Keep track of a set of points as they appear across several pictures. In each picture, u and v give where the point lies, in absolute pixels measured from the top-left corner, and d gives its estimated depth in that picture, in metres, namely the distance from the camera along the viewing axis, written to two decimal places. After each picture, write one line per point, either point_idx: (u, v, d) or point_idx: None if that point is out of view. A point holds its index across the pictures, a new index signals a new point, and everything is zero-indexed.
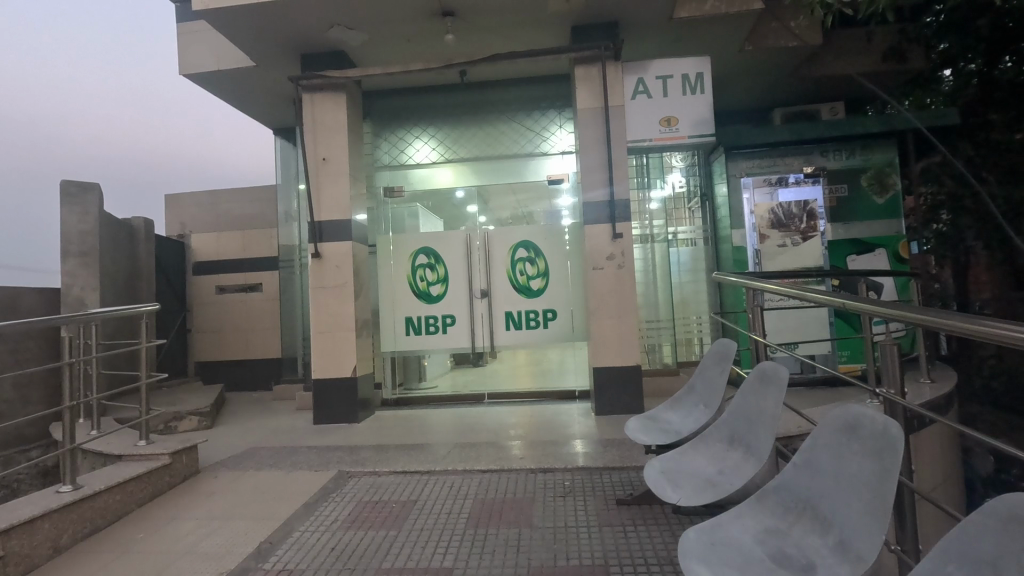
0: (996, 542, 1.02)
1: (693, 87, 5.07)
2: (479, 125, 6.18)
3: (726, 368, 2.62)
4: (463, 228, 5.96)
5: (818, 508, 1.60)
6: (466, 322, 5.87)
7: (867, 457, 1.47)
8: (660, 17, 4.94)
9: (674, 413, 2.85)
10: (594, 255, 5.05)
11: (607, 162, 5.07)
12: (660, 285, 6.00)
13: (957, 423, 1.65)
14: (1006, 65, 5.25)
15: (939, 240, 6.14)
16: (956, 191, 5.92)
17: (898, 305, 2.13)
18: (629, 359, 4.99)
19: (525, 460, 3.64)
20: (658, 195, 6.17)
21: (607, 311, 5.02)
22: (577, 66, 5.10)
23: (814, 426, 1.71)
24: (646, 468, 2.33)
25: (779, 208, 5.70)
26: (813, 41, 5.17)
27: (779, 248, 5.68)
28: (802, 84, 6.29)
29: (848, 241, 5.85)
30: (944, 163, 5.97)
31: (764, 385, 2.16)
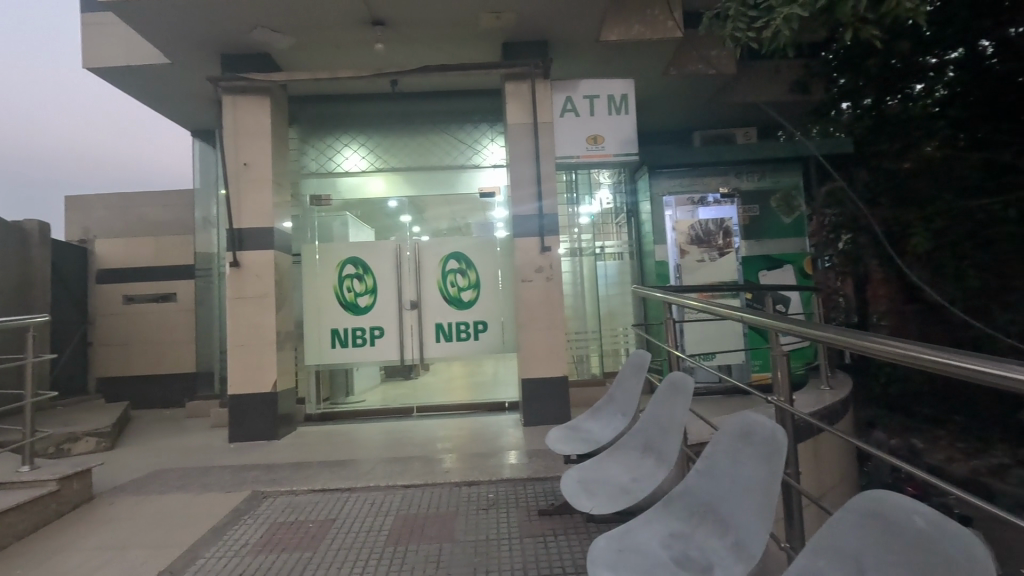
0: (858, 536, 1.12)
1: (619, 108, 5.29)
2: (411, 135, 6.12)
3: (641, 377, 2.73)
4: (394, 238, 5.91)
5: (717, 512, 1.69)
6: (395, 334, 5.77)
7: (758, 462, 1.57)
8: (588, 38, 5.11)
9: (595, 422, 2.93)
10: (524, 267, 5.11)
11: (536, 175, 5.17)
12: (588, 297, 6.25)
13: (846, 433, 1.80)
14: (892, 101, 5.90)
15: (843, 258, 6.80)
16: (853, 215, 6.50)
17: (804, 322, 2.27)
18: (557, 370, 5.07)
19: (451, 474, 3.61)
20: (587, 211, 6.36)
21: (536, 322, 5.09)
22: (508, 82, 5.18)
23: (714, 432, 1.81)
24: (563, 477, 2.38)
25: (699, 225, 6.03)
26: (727, 70, 5.53)
27: (698, 262, 6.00)
28: (718, 109, 6.71)
29: (761, 257, 6.27)
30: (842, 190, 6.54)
31: (673, 394, 2.27)
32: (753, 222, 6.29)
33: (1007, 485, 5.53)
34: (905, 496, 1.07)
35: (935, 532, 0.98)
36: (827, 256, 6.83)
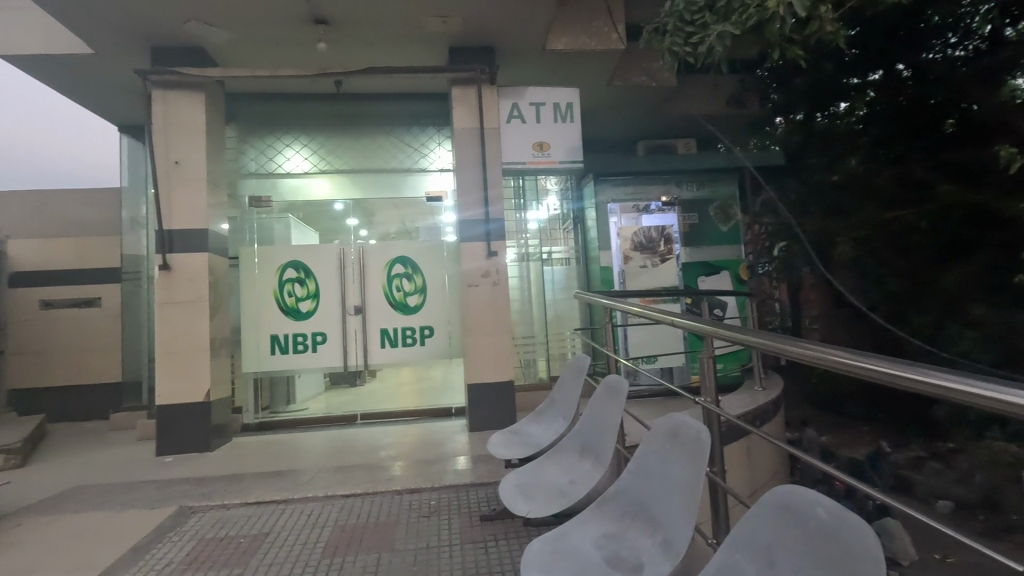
0: (770, 531, 1.17)
1: (564, 116, 5.39)
2: (356, 136, 6.01)
3: (581, 381, 2.77)
4: (337, 241, 5.74)
5: (648, 511, 1.74)
6: (338, 340, 5.63)
7: (685, 463, 1.63)
8: (533, 46, 5.19)
9: (536, 425, 2.96)
10: (470, 272, 5.10)
11: (483, 180, 5.18)
12: (535, 303, 6.31)
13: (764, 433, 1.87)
14: (820, 117, 6.34)
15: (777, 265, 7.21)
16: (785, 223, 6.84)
17: (734, 327, 2.37)
18: (503, 374, 5.09)
19: (393, 482, 3.55)
20: (534, 217, 6.43)
21: (482, 327, 5.09)
22: (454, 87, 5.17)
23: (646, 433, 1.87)
24: (502, 481, 2.39)
25: (642, 232, 6.21)
26: (667, 82, 5.72)
27: (641, 268, 6.17)
28: (660, 120, 6.93)
29: (700, 264, 6.46)
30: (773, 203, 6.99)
31: (609, 397, 2.31)
32: (692, 230, 6.48)
33: (922, 477, 5.92)
34: (812, 490, 1.12)
35: (837, 523, 1.04)
36: (766, 262, 7.31)
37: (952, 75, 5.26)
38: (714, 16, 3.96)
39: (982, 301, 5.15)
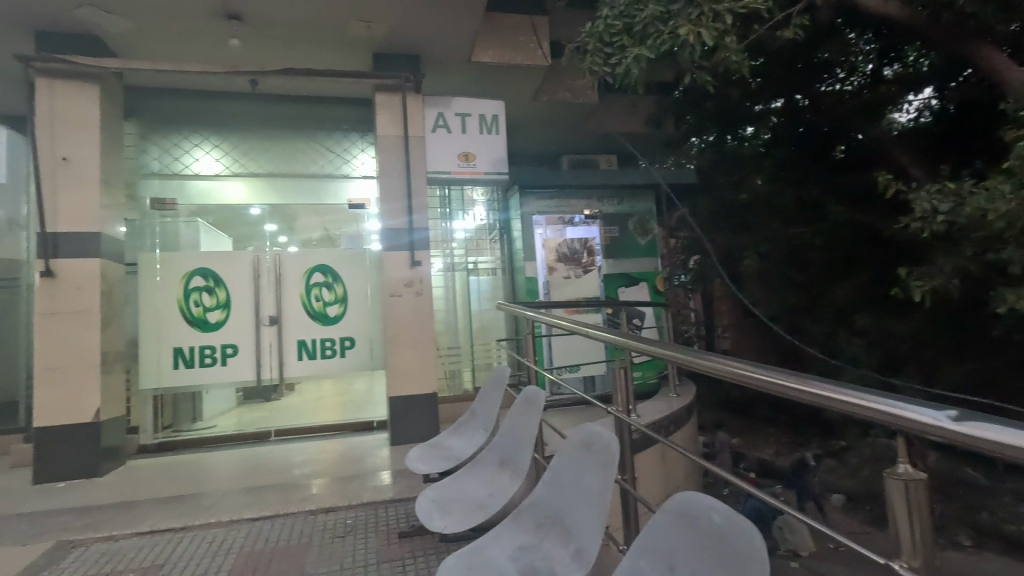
0: (671, 537, 1.22)
1: (489, 127, 5.46)
2: (271, 139, 5.74)
3: (502, 392, 2.78)
4: (252, 248, 5.43)
5: (562, 521, 1.76)
6: (251, 352, 5.32)
7: (594, 471, 1.67)
8: (459, 57, 5.18)
9: (456, 438, 2.92)
10: (392, 282, 4.99)
11: (407, 189, 5.09)
12: (461, 312, 6.28)
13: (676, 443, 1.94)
14: (729, 140, 6.93)
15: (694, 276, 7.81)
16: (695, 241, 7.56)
17: (651, 340, 2.45)
18: (427, 386, 5.01)
19: (306, 502, 3.37)
20: (461, 227, 6.41)
21: (405, 337, 4.99)
22: (378, 93, 5.05)
23: (560, 443, 1.90)
24: (419, 497, 2.34)
25: (566, 244, 6.35)
26: (590, 100, 5.91)
27: (565, 279, 6.29)
28: (584, 137, 7.12)
29: (620, 274, 6.60)
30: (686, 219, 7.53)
31: (527, 407, 2.33)
32: (613, 242, 6.62)
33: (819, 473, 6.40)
34: (707, 496, 1.18)
35: (728, 526, 1.09)
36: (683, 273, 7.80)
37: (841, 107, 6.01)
38: (631, 39, 4.17)
39: (865, 309, 6.32)
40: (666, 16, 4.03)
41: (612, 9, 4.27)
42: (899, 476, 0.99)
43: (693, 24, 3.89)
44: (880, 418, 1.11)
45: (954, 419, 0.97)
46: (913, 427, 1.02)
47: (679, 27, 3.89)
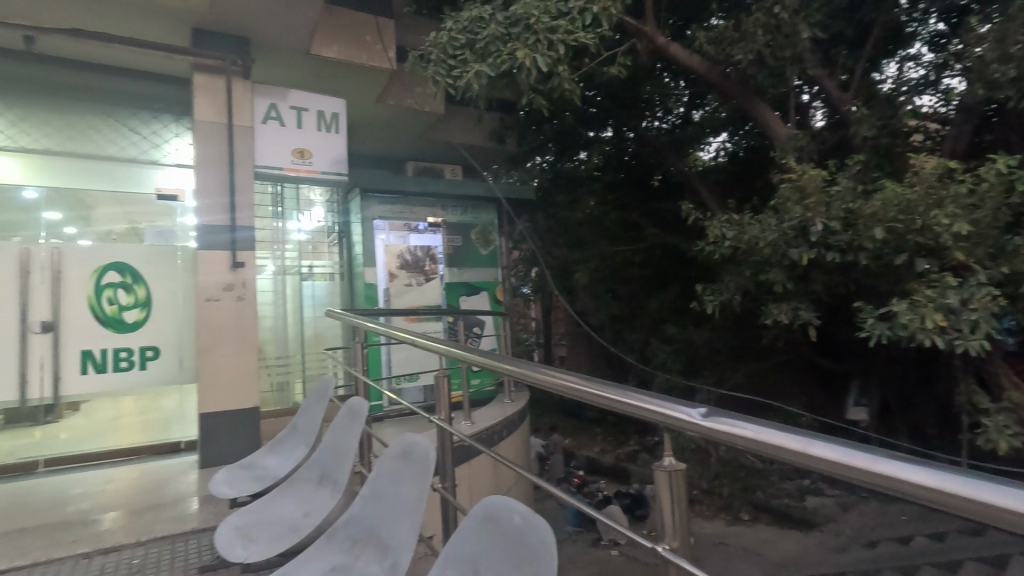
0: (476, 542, 1.25)
1: (328, 125, 5.26)
2: (52, 110, 4.79)
3: (324, 405, 2.63)
4: (18, 239, 4.48)
5: (378, 537, 1.71)
6: (12, 366, 4.34)
7: (410, 482, 1.66)
8: (297, 47, 4.86)
9: (273, 456, 2.71)
10: (207, 285, 4.45)
11: (230, 184, 4.58)
12: (291, 319, 5.83)
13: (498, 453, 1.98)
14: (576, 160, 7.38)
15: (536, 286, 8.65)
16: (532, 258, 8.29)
17: (480, 352, 2.50)
18: (247, 401, 4.55)
19: (80, 543, 2.83)
20: (295, 228, 5.96)
21: (222, 347, 4.48)
22: (197, 73, 4.51)
23: (380, 456, 1.85)
24: (220, 524, 2.13)
25: (409, 251, 6.27)
26: (436, 110, 5.94)
27: (405, 287, 6.19)
28: (431, 146, 7.09)
29: (461, 284, 6.67)
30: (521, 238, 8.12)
31: (350, 419, 2.23)
32: (456, 251, 6.68)
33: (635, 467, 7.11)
34: (510, 499, 1.23)
35: (526, 526, 1.15)
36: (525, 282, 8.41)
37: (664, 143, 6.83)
38: (474, 55, 4.30)
39: (674, 320, 7.56)
40: (507, 37, 4.27)
41: (456, 23, 4.40)
42: (665, 469, 1.13)
43: (530, 50, 4.14)
44: (648, 417, 1.24)
45: (704, 414, 1.12)
46: (673, 424, 1.17)
47: (517, 49, 4.14)
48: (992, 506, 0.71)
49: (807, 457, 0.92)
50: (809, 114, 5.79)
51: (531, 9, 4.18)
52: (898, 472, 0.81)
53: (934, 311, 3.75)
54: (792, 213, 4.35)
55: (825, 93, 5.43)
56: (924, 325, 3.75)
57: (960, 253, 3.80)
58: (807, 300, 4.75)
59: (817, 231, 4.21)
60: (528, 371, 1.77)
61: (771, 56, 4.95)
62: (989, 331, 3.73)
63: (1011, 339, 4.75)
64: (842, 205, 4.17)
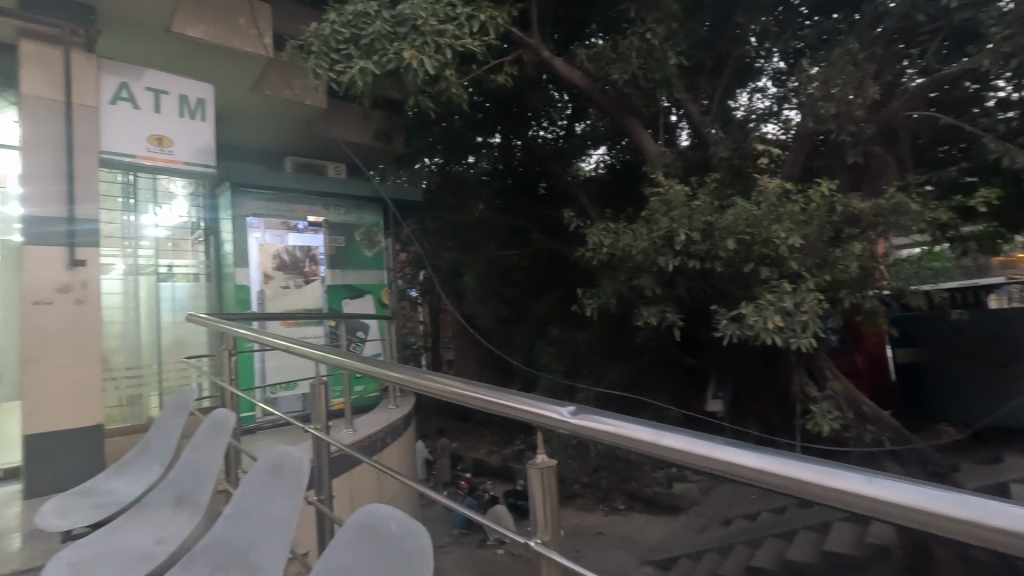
0: (351, 553, 1.22)
1: (193, 112, 4.82)
2: None
3: (184, 419, 2.40)
4: None
5: (243, 559, 1.60)
6: None
7: (281, 497, 1.57)
8: (155, 23, 4.39)
9: (120, 480, 2.41)
10: (36, 285, 3.84)
11: (67, 171, 3.99)
12: (145, 324, 5.24)
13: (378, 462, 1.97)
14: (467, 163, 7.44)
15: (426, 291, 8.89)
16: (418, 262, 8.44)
17: (358, 357, 2.46)
18: (87, 419, 3.99)
19: None
20: (150, 225, 5.30)
21: (56, 357, 3.89)
22: (24, 40, 3.86)
23: (248, 471, 1.73)
24: (46, 562, 1.84)
25: (286, 252, 5.88)
26: (317, 104, 5.67)
27: (282, 289, 5.81)
28: (312, 142, 6.75)
29: (345, 286, 6.38)
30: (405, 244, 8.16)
31: (214, 433, 2.05)
32: (338, 253, 6.37)
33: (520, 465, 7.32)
34: (388, 506, 1.22)
35: (402, 533, 1.14)
36: (413, 286, 8.72)
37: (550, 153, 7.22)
38: (358, 50, 4.18)
39: (558, 323, 8.03)
40: (394, 36, 4.19)
41: (340, 15, 4.23)
42: (537, 466, 1.21)
43: (416, 51, 4.11)
44: (522, 415, 1.30)
45: (573, 412, 1.20)
46: (544, 422, 1.24)
47: (403, 50, 4.08)
48: (804, 482, 0.85)
49: (662, 447, 1.02)
50: (676, 133, 6.32)
51: (418, 10, 4.14)
52: (734, 457, 0.93)
53: (774, 313, 4.29)
54: (660, 224, 4.75)
55: (688, 116, 5.99)
56: (766, 325, 4.27)
57: (793, 263, 4.39)
58: (672, 303, 5.20)
59: (680, 240, 4.65)
60: (409, 377, 1.77)
61: (643, 79, 5.38)
62: (816, 330, 4.34)
63: (833, 336, 5.53)
64: (701, 218, 4.66)
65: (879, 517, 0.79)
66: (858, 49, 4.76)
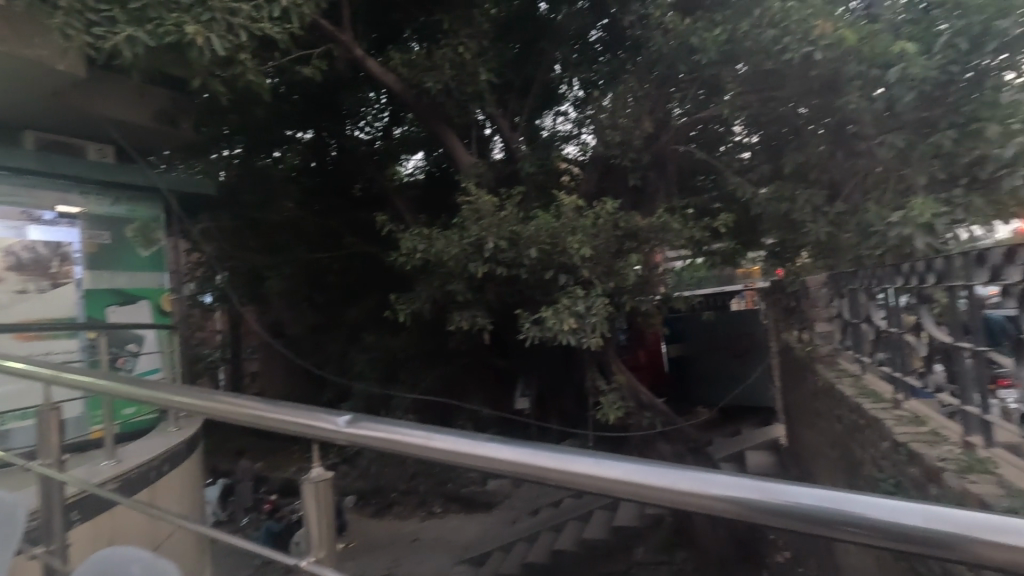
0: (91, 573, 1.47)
1: None
2: None
3: None
4: None
5: None
6: None
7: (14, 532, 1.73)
8: None
9: None
10: None
11: None
12: None
13: (141, 502, 1.92)
14: (273, 157, 6.78)
15: (221, 295, 8.01)
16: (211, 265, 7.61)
17: (100, 376, 2.17)
18: None
19: None
20: None
21: None
22: None
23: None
24: None
25: (25, 249, 4.72)
26: (74, 72, 4.72)
27: (18, 294, 4.66)
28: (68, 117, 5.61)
29: (111, 291, 5.33)
30: (193, 244, 7.24)
31: None
32: (103, 250, 5.30)
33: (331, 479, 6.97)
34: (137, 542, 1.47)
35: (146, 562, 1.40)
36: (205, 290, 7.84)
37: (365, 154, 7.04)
38: (126, 16, 3.59)
39: (373, 329, 7.81)
40: (174, 6, 3.67)
41: None
42: (313, 481, 1.40)
43: (203, 27, 3.65)
44: (301, 433, 1.38)
45: (349, 422, 1.32)
46: (324, 435, 1.34)
47: (185, 23, 3.59)
48: (549, 469, 1.05)
49: (429, 448, 1.20)
50: (489, 146, 6.50)
51: None
52: (487, 453, 1.13)
53: (569, 315, 4.75)
54: (470, 231, 4.93)
55: (499, 131, 6.33)
56: (562, 327, 4.72)
57: (585, 271, 4.91)
58: (482, 308, 5.44)
59: (489, 247, 4.88)
60: (191, 401, 1.69)
61: (457, 90, 5.56)
62: (603, 330, 4.93)
63: (620, 335, 6.28)
64: (508, 227, 4.92)
65: (589, 490, 1.04)
66: (637, 87, 5.50)
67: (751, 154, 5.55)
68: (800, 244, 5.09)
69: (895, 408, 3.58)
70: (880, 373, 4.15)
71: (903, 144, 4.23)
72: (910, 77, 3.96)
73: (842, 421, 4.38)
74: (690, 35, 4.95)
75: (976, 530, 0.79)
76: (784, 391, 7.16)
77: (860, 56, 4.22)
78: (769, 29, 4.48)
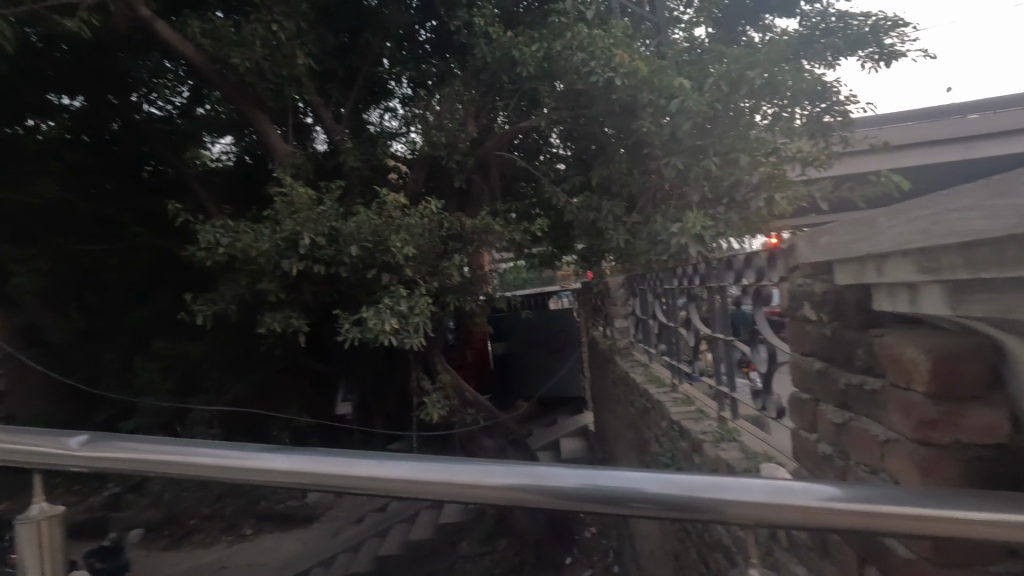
0: None
1: None
2: None
3: None
4: None
5: None
6: None
7: None
8: None
9: None
10: None
11: None
12: None
13: None
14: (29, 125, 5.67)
15: None
16: None
17: None
18: None
19: None
20: None
21: None
22: None
23: None
24: None
25: None
26: None
27: None
28: None
29: None
30: None
31: None
32: None
33: (117, 513, 5.99)
34: None
35: None
36: None
37: (161, 134, 6.09)
38: None
39: (167, 335, 6.76)
40: None
41: None
42: (33, 521, 1.52)
43: None
44: (26, 461, 1.43)
45: (83, 443, 1.40)
46: (54, 460, 1.40)
47: None
48: (324, 474, 1.24)
49: (190, 464, 1.31)
50: (310, 135, 6.18)
51: None
52: (263, 461, 1.28)
53: (390, 315, 4.64)
54: (284, 225, 4.56)
55: (320, 119, 5.96)
56: (384, 327, 4.58)
57: (409, 271, 4.86)
58: (298, 308, 5.01)
59: (304, 243, 4.53)
60: None
61: (270, 71, 5.07)
62: (426, 329, 4.88)
63: (444, 333, 6.33)
64: (327, 223, 4.67)
65: (369, 490, 1.22)
66: (463, 92, 5.61)
67: (566, 165, 6.00)
68: (604, 250, 5.64)
69: (672, 391, 4.20)
70: (662, 361, 4.85)
71: (682, 166, 4.84)
72: (687, 110, 4.65)
73: (634, 406, 5.00)
74: (512, 48, 5.23)
75: (693, 489, 1.06)
76: (592, 383, 7.88)
77: (651, 86, 4.80)
78: (579, 52, 4.94)
